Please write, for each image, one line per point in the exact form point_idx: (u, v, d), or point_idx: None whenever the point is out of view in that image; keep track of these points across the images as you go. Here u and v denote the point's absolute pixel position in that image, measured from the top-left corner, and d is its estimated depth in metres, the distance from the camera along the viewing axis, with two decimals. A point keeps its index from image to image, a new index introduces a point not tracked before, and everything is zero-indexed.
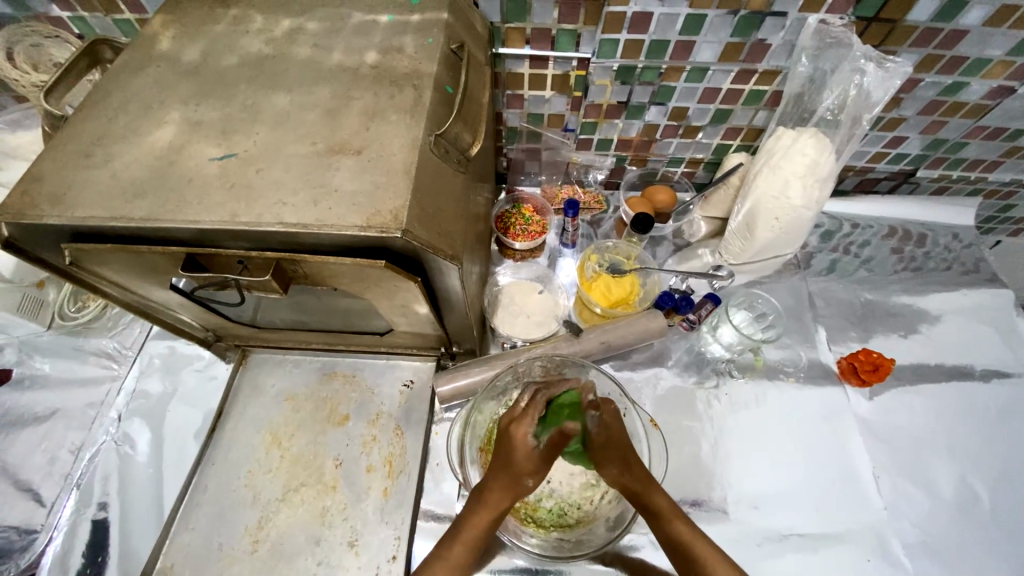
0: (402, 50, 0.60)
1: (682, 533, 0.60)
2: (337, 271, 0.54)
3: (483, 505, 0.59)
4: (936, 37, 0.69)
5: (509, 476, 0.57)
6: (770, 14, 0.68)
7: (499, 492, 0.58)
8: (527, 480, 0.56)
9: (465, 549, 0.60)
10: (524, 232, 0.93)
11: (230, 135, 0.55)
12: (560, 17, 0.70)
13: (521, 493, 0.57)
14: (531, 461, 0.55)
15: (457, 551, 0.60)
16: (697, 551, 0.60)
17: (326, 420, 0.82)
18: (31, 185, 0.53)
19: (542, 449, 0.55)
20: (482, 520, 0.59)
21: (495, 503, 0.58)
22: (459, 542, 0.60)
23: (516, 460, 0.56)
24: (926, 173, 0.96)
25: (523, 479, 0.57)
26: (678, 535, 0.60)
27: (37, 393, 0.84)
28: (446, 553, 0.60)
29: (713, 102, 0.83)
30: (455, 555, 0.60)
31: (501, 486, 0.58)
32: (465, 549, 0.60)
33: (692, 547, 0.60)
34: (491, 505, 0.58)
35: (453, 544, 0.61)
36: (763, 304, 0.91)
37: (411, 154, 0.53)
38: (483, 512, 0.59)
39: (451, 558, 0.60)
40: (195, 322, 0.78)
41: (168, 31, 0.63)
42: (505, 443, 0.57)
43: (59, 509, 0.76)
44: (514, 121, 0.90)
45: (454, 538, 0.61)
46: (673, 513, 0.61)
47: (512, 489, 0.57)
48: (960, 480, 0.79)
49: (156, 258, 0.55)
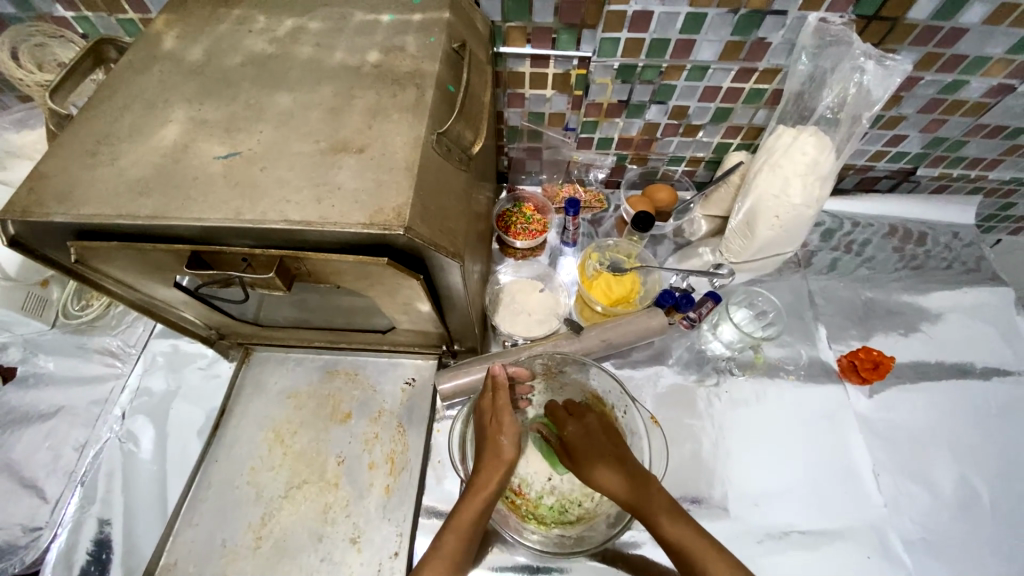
0: (404, 50, 0.61)
1: (663, 506, 0.61)
2: (340, 269, 0.54)
3: (472, 491, 0.62)
4: (936, 35, 0.70)
5: (490, 444, 0.64)
6: (769, 13, 0.68)
7: (488, 469, 0.62)
8: (505, 448, 0.63)
9: (458, 540, 0.60)
10: (525, 231, 0.93)
11: (234, 134, 0.55)
12: (561, 16, 0.70)
13: (506, 460, 0.62)
14: (501, 416, 0.66)
15: (450, 540, 0.60)
16: (675, 522, 0.60)
17: (328, 418, 0.83)
18: (37, 184, 0.53)
19: (505, 406, 0.67)
20: (475, 502, 0.61)
21: (484, 481, 0.62)
22: (452, 531, 0.61)
23: (492, 422, 0.66)
24: (926, 171, 0.96)
25: (500, 440, 0.64)
26: (660, 512, 0.60)
27: (41, 391, 0.85)
28: (440, 546, 0.60)
29: (713, 100, 0.83)
30: (449, 545, 0.60)
31: (487, 463, 0.63)
32: (459, 539, 0.60)
33: (682, 543, 0.59)
34: (482, 486, 0.61)
35: (445, 536, 0.61)
36: (764, 301, 0.91)
37: (414, 151, 0.53)
38: (473, 495, 0.61)
39: (444, 550, 0.59)
40: (198, 320, 0.79)
41: (173, 30, 0.63)
42: (482, 413, 0.68)
43: (64, 505, 0.76)
44: (514, 120, 0.90)
45: (447, 530, 0.61)
46: (650, 485, 0.62)
47: (500, 458, 0.63)
48: (961, 478, 0.79)
49: (161, 256, 0.56)
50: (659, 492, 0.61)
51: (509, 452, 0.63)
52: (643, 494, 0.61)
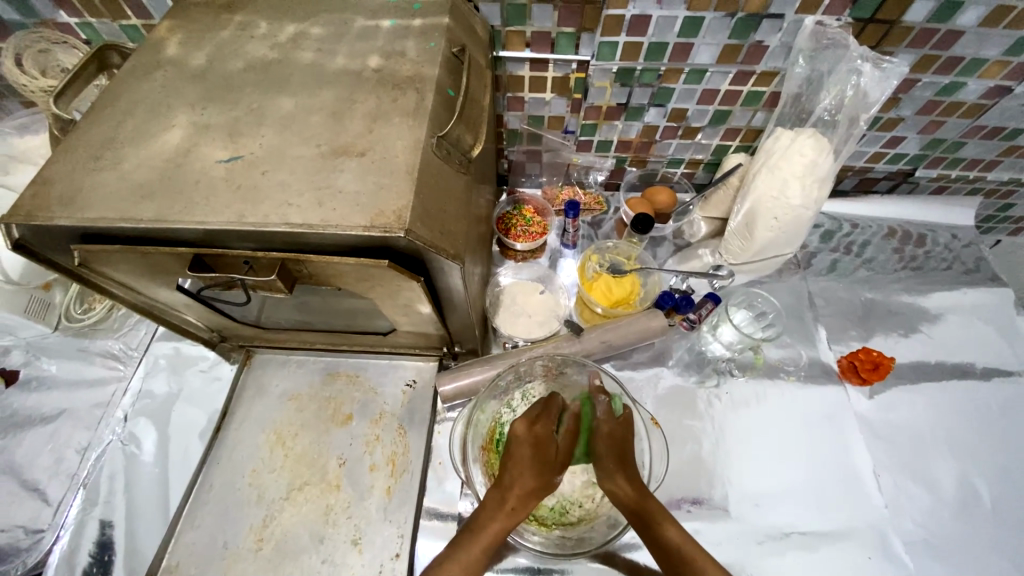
0: (404, 54, 0.61)
1: (683, 544, 0.57)
2: (341, 271, 0.55)
3: (504, 509, 0.58)
4: (933, 37, 0.70)
5: (529, 475, 0.59)
6: (766, 16, 0.69)
7: (523, 492, 0.59)
8: (553, 481, 0.61)
9: (482, 554, 0.57)
10: (525, 233, 0.94)
11: (236, 138, 0.56)
12: (559, 20, 0.71)
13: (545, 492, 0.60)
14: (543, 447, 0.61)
15: (473, 554, 0.56)
16: (694, 556, 0.56)
17: (329, 420, 0.83)
18: (41, 189, 0.54)
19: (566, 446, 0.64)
20: (506, 521, 0.58)
21: (519, 501, 0.58)
22: (476, 543, 0.57)
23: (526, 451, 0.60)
24: (925, 172, 0.97)
25: (551, 479, 0.61)
26: (679, 546, 0.57)
27: (43, 394, 0.85)
28: (460, 556, 0.57)
29: (712, 103, 0.83)
30: (470, 555, 0.56)
31: (526, 485, 0.59)
32: (481, 551, 0.57)
33: (679, 547, 0.57)
34: (513, 506, 0.58)
35: (468, 547, 0.57)
36: (763, 303, 0.92)
37: (413, 155, 0.53)
38: (506, 514, 0.58)
39: (466, 559, 0.56)
40: (201, 322, 0.79)
41: (175, 36, 0.64)
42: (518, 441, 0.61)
43: (66, 508, 0.76)
44: (514, 123, 0.91)
45: (470, 542, 0.58)
46: (667, 517, 0.59)
47: (536, 488, 0.59)
48: (961, 478, 0.79)
49: (163, 258, 0.56)
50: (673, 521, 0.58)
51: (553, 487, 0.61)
52: (661, 525, 0.58)
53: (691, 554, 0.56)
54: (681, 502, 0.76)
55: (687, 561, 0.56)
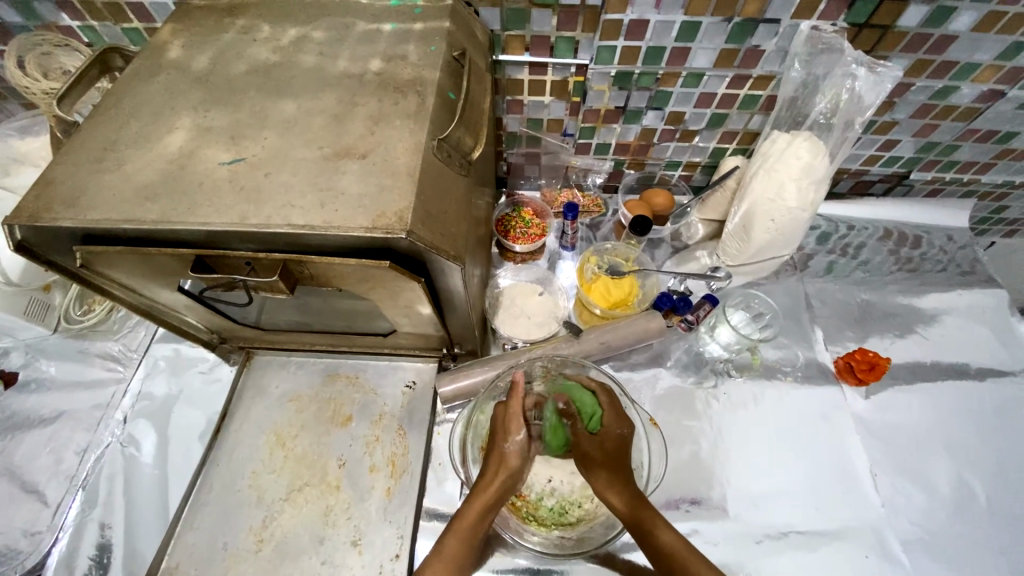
0: (405, 58, 0.62)
1: (672, 545, 0.58)
2: (343, 272, 0.55)
3: (477, 491, 0.62)
4: (926, 42, 0.71)
5: (495, 453, 0.63)
6: (763, 21, 0.70)
7: (490, 470, 0.62)
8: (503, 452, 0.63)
9: (459, 543, 0.60)
10: (524, 235, 0.94)
11: (239, 140, 0.56)
12: (558, 25, 0.71)
13: (508, 468, 0.62)
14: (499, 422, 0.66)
15: (450, 542, 0.60)
16: (682, 556, 0.57)
17: (330, 421, 0.83)
18: (44, 191, 0.54)
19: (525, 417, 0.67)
20: (477, 503, 0.61)
21: (488, 481, 0.62)
22: (453, 532, 0.60)
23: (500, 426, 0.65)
24: (920, 175, 0.98)
25: (505, 449, 0.63)
26: (667, 547, 0.58)
27: (43, 395, 0.85)
28: (440, 546, 0.60)
29: (709, 106, 0.84)
30: (450, 545, 0.60)
31: (493, 467, 0.62)
32: (461, 540, 0.60)
33: (666, 547, 0.58)
34: (485, 489, 0.61)
35: (447, 536, 0.61)
36: (760, 304, 0.93)
37: (414, 158, 0.54)
38: (477, 495, 0.61)
39: (445, 551, 0.59)
40: (201, 324, 0.80)
41: (178, 39, 0.64)
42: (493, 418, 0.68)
43: (65, 509, 0.76)
44: (514, 126, 0.91)
45: (449, 531, 0.61)
46: (659, 518, 0.59)
47: (504, 463, 0.62)
48: (958, 478, 0.79)
49: (165, 259, 0.56)
50: (666, 524, 0.59)
51: (514, 458, 0.62)
52: (650, 525, 0.59)
53: (675, 552, 0.57)
54: (679, 503, 0.77)
55: (677, 562, 0.57)
